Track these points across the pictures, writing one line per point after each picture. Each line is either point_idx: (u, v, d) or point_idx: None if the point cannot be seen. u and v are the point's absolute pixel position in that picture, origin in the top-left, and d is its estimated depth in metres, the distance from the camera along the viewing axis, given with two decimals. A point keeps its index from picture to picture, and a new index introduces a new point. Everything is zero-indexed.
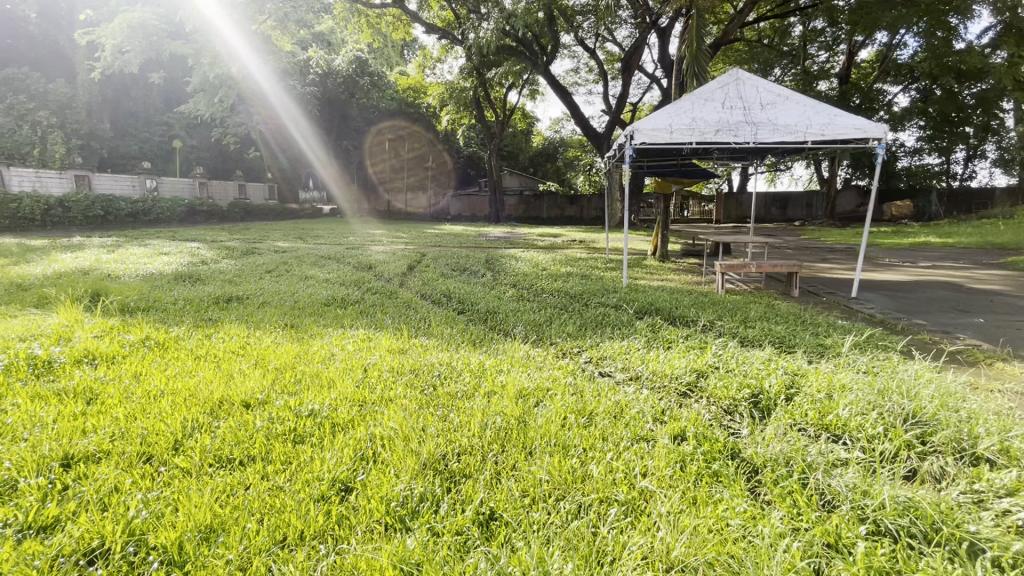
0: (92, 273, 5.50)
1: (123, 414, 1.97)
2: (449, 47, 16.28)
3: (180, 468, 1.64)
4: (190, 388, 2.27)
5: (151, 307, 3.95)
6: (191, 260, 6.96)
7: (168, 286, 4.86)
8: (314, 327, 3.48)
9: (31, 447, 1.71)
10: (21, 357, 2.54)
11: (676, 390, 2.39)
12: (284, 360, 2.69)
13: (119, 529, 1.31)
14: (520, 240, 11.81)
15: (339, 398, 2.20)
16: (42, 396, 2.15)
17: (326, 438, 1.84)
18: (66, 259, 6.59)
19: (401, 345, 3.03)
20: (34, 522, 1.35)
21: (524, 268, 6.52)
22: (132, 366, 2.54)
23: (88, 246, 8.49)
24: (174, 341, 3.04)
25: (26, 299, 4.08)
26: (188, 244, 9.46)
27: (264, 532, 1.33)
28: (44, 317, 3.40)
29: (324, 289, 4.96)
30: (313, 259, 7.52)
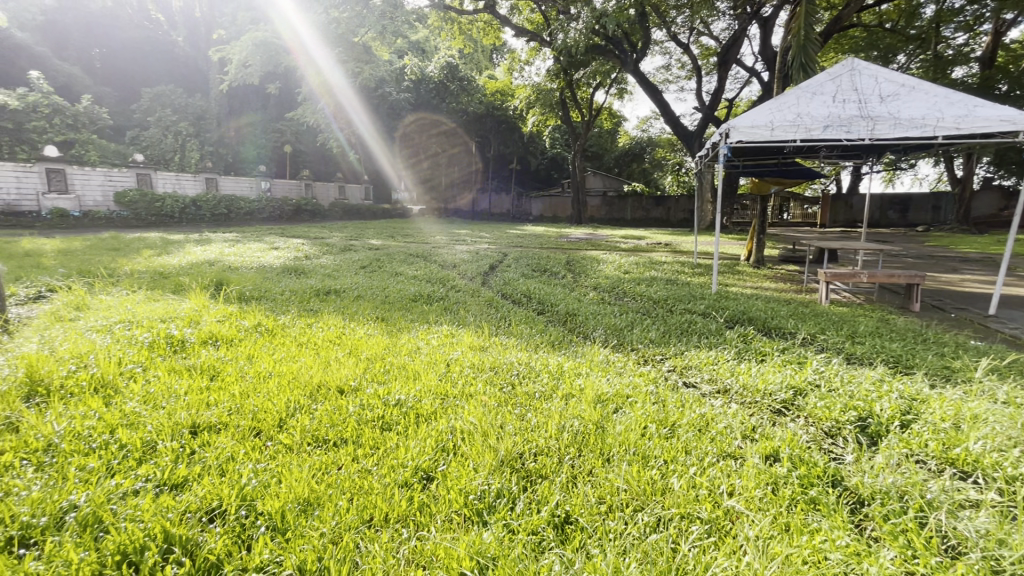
0: (217, 265, 6.22)
1: (239, 392, 2.22)
2: (537, 49, 16.37)
3: (284, 444, 1.82)
4: (293, 371, 2.50)
5: (263, 296, 4.41)
6: (296, 254, 7.66)
7: (277, 278, 5.37)
8: (402, 321, 3.66)
9: (168, 413, 1.98)
10: (162, 336, 2.94)
11: (770, 407, 2.22)
12: (375, 351, 2.87)
13: (234, 493, 1.47)
14: (602, 242, 11.63)
15: (424, 390, 2.31)
16: (177, 370, 2.49)
17: (411, 428, 1.93)
18: (198, 252, 7.53)
19: (482, 342, 3.11)
20: (168, 480, 1.55)
21: (606, 271, 6.41)
22: (246, 349, 2.85)
23: (214, 241, 9.62)
24: (281, 328, 3.36)
25: (166, 285, 4.73)
26: (294, 240, 10.38)
27: (354, 511, 1.42)
28: (179, 303, 3.89)
29: (411, 285, 5.21)
30: (403, 256, 7.96)
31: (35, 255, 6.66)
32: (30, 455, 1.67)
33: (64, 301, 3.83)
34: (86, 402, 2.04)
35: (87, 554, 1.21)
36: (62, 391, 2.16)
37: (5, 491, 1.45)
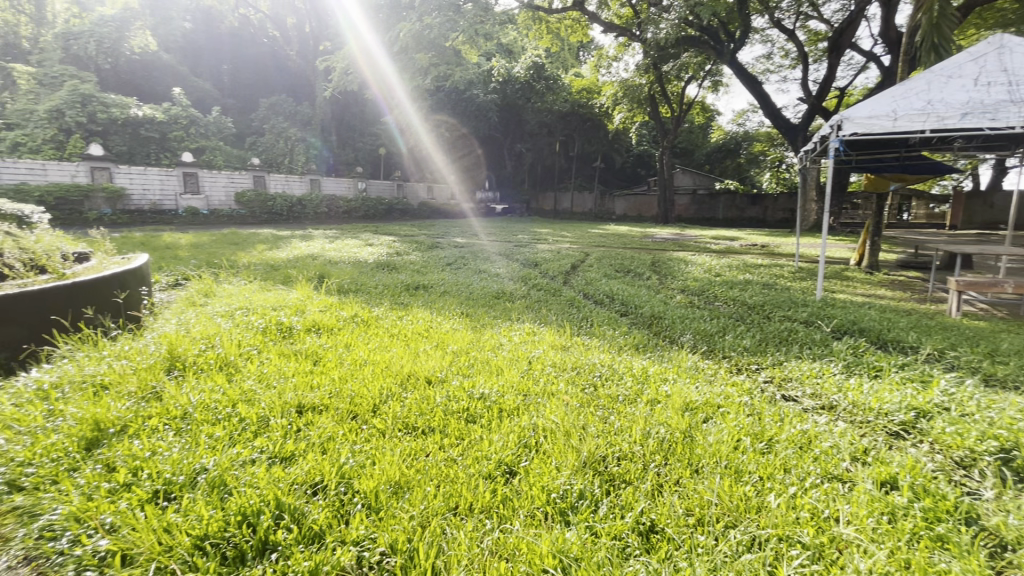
0: (320, 259, 6.76)
1: (338, 377, 2.40)
2: (626, 44, 15.96)
3: (378, 428, 1.94)
4: (386, 361, 2.65)
5: (359, 289, 4.72)
6: (388, 250, 8.10)
7: (371, 273, 5.72)
8: (485, 318, 3.75)
9: (280, 392, 2.19)
10: (273, 323, 3.26)
11: (886, 429, 2.00)
12: (460, 345, 2.97)
13: (334, 471, 1.59)
14: (690, 243, 11.10)
15: (506, 385, 2.35)
16: (286, 354, 2.74)
17: (494, 422, 1.98)
18: (304, 247, 8.22)
19: (563, 342, 3.10)
20: (279, 453, 1.72)
21: (695, 273, 6.11)
22: (345, 337, 3.07)
23: (316, 237, 10.44)
24: (375, 319, 3.58)
25: (278, 277, 5.21)
26: (385, 237, 10.97)
27: (441, 498, 1.48)
28: (288, 293, 4.28)
29: (494, 283, 5.31)
30: (487, 254, 8.13)
31: (172, 248, 7.62)
32: (171, 421, 1.93)
33: (197, 289, 4.37)
34: (215, 378, 2.32)
35: (213, 512, 1.37)
36: (195, 366, 2.47)
37: (152, 450, 1.69)
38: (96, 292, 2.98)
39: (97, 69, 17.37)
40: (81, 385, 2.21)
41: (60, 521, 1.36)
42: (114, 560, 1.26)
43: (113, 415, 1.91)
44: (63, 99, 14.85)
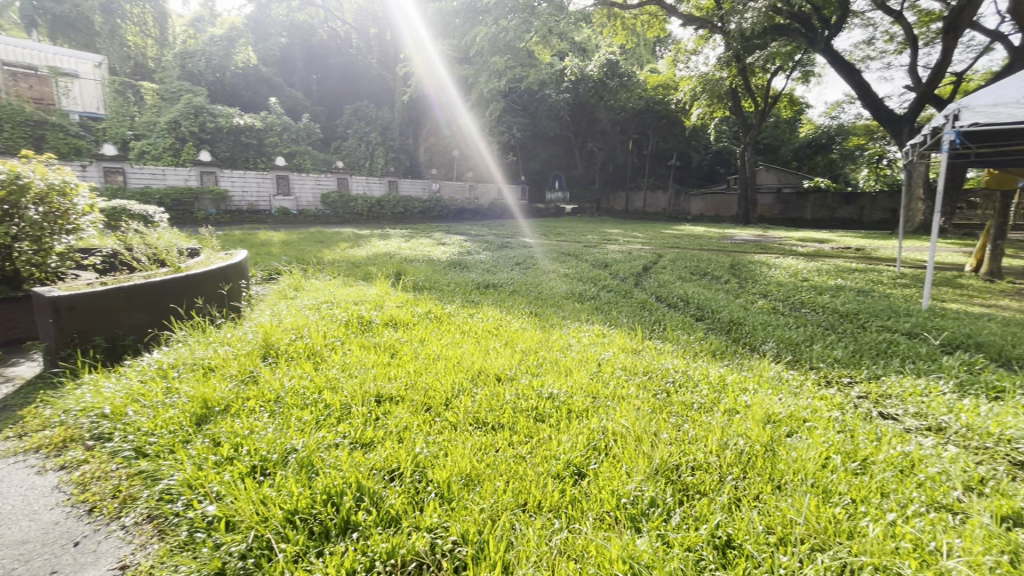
0: (396, 257, 7.06)
1: (414, 369, 2.51)
2: (706, 36, 15.22)
3: (450, 422, 2.00)
4: (457, 356, 2.73)
5: (433, 287, 4.88)
6: (459, 250, 8.30)
7: (444, 271, 5.89)
8: (554, 318, 3.75)
9: (360, 382, 2.33)
10: (355, 316, 3.46)
11: (1008, 458, 1.76)
12: (529, 344, 2.99)
13: (409, 459, 1.66)
14: (773, 245, 10.40)
15: (575, 387, 2.34)
16: (366, 346, 2.90)
17: (564, 423, 1.98)
18: (381, 245, 8.62)
19: (634, 345, 3.03)
20: (359, 439, 1.82)
21: (779, 277, 5.73)
22: (419, 332, 3.20)
23: (391, 236, 10.92)
24: (447, 316, 3.69)
25: (358, 273, 5.52)
26: (456, 237, 11.24)
27: (510, 494, 1.51)
28: (367, 289, 4.52)
29: (563, 283, 5.30)
30: (555, 254, 8.10)
31: (267, 245, 8.31)
32: (266, 402, 2.12)
33: (288, 283, 4.74)
34: (303, 366, 2.51)
35: (302, 489, 1.48)
36: (286, 354, 2.68)
37: (250, 429, 1.86)
38: (205, 284, 3.33)
39: (208, 84, 19.25)
40: (192, 367, 2.48)
41: (178, 485, 1.56)
42: (220, 524, 1.41)
43: (218, 395, 2.12)
44: (180, 111, 16.64)
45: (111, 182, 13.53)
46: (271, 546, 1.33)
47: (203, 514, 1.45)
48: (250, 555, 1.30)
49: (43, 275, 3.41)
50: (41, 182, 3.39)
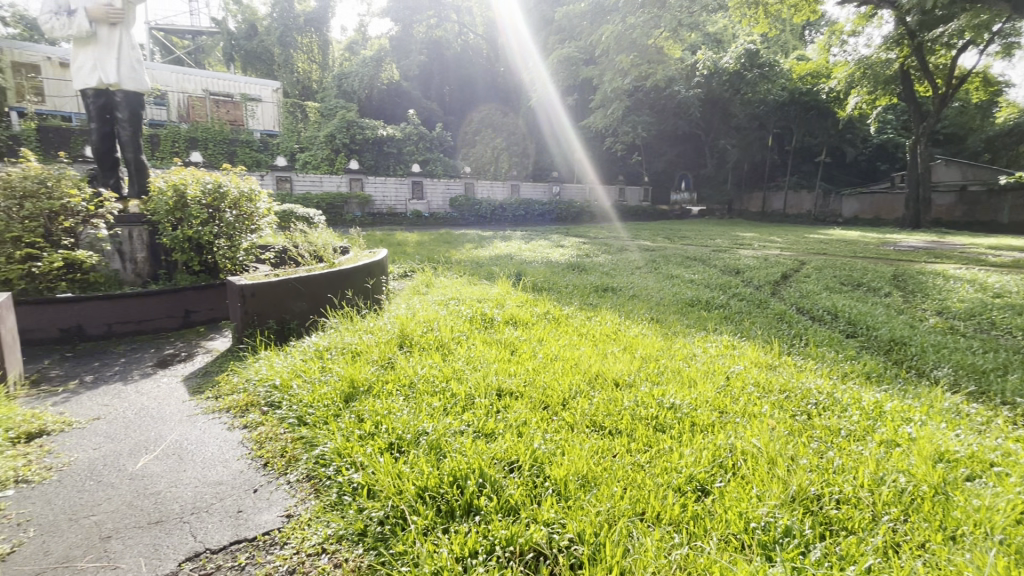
0: (516, 258, 7.28)
1: (533, 367, 2.58)
2: (871, 13, 13.31)
3: (567, 421, 2.03)
4: (575, 358, 2.74)
5: (552, 288, 4.95)
6: (578, 252, 8.28)
7: (563, 273, 5.94)
8: (677, 325, 3.58)
9: (483, 375, 2.45)
10: (479, 313, 3.66)
11: None
12: (649, 351, 2.90)
13: (528, 454, 1.72)
14: (954, 254, 8.74)
15: (700, 399, 2.22)
16: (488, 342, 3.05)
17: (686, 435, 1.89)
18: (502, 247, 8.94)
19: (768, 359, 2.78)
20: (481, 429, 1.92)
21: (960, 293, 4.81)
22: (538, 332, 3.28)
23: (512, 238, 11.25)
24: (565, 317, 3.73)
25: (482, 273, 5.80)
26: (576, 239, 11.21)
27: (627, 500, 1.49)
28: (490, 288, 4.73)
29: (689, 289, 5.03)
30: (680, 259, 7.69)
31: (403, 244, 9.10)
32: (401, 387, 2.34)
33: (420, 280, 5.14)
34: (433, 356, 2.71)
35: (431, 469, 1.61)
36: (419, 345, 2.92)
37: (388, 409, 2.07)
38: (353, 279, 3.77)
39: (359, 100, 21.74)
40: (342, 350, 2.82)
41: (332, 452, 1.81)
42: (362, 491, 1.60)
43: (363, 376, 2.39)
44: (335, 125, 18.92)
45: (282, 189, 15.87)
46: (404, 516, 1.47)
47: (350, 481, 1.66)
48: (387, 523, 1.46)
49: (233, 266, 4.12)
50: (235, 190, 4.15)
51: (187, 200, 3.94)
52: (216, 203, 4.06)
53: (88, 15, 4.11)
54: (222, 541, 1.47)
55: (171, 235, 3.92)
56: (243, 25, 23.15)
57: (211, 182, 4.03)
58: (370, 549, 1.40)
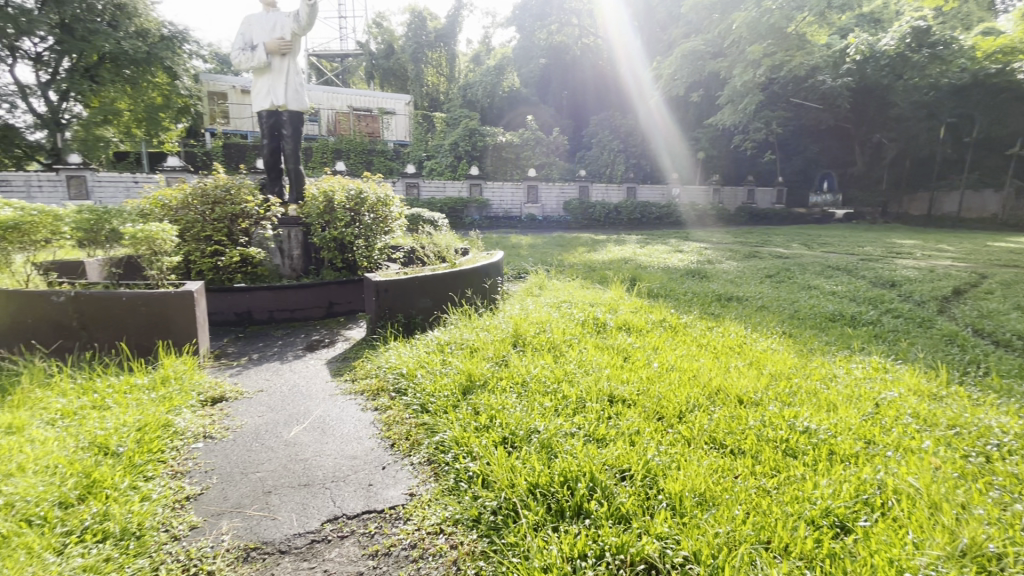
0: (631, 262, 7.10)
1: (647, 376, 2.50)
2: None
3: (683, 434, 1.94)
4: (693, 370, 2.60)
5: (668, 295, 4.74)
6: (699, 258, 7.83)
7: (681, 279, 5.66)
8: (814, 342, 3.22)
9: (595, 379, 2.43)
10: (592, 317, 3.63)
11: None
12: (779, 368, 2.64)
13: (641, 464, 1.67)
14: None
15: (841, 426, 1.97)
16: (600, 346, 3.02)
17: (823, 464, 1.70)
18: (617, 251, 8.77)
19: (932, 388, 2.38)
20: (593, 433, 1.92)
21: None
22: (653, 340, 3.16)
23: (628, 242, 10.97)
24: (683, 326, 3.55)
25: (596, 276, 5.75)
26: (696, 244, 10.60)
27: (750, 526, 1.38)
28: (604, 292, 4.68)
29: (828, 302, 4.50)
30: (819, 268, 6.90)
31: (517, 247, 9.35)
32: (515, 384, 2.41)
33: (534, 282, 5.25)
34: (545, 357, 2.76)
35: (542, 467, 1.65)
36: (532, 345, 2.99)
37: (501, 405, 2.15)
38: (472, 279, 3.96)
39: (482, 108, 22.92)
40: (461, 345, 3.00)
41: (450, 441, 1.93)
42: (478, 479, 1.69)
43: (479, 370, 2.52)
44: (459, 134, 20.04)
45: (410, 194, 17.25)
46: (516, 509, 1.53)
47: (466, 469, 1.76)
48: (500, 513, 1.53)
49: (369, 263, 4.57)
50: (373, 195, 4.60)
51: (335, 205, 4.48)
52: (357, 207, 4.54)
53: (265, 48, 4.84)
54: (356, 508, 1.65)
55: (320, 236, 4.50)
56: (382, 46, 25.51)
57: (354, 189, 4.51)
58: (483, 536, 1.48)
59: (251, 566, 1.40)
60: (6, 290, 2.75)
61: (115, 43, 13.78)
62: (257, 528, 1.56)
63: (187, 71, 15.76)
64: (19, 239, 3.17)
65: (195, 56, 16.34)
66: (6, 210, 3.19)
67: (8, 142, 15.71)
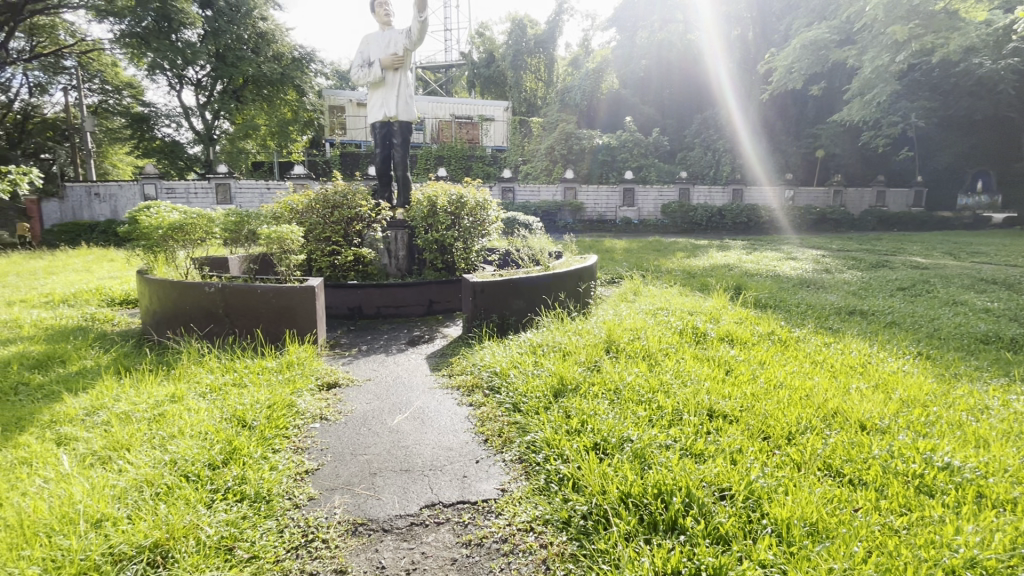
0: (736, 270, 6.65)
1: (751, 392, 2.33)
2: None
3: (792, 457, 1.79)
4: (806, 389, 2.38)
5: (778, 306, 4.38)
6: (816, 266, 7.14)
7: (794, 289, 5.18)
8: (961, 367, 2.78)
9: (694, 392, 2.32)
10: (691, 326, 3.46)
11: None
12: (913, 394, 2.33)
13: (742, 484, 1.57)
14: None
15: (994, 466, 1.69)
16: (699, 358, 2.87)
17: (968, 508, 1.47)
18: (720, 257, 8.29)
19: None
20: (689, 447, 1.84)
21: None
22: (759, 354, 2.94)
23: (733, 248, 10.31)
24: (794, 340, 3.26)
25: (696, 284, 5.48)
26: (812, 251, 9.68)
27: (872, 566, 1.24)
28: (704, 300, 4.44)
29: (981, 321, 3.86)
30: (968, 281, 5.96)
31: (611, 251, 9.21)
32: (607, 390, 2.38)
33: (629, 287, 5.13)
34: (639, 365, 2.68)
35: (634, 478, 1.61)
36: (625, 352, 2.93)
37: (593, 410, 2.14)
38: (566, 283, 3.96)
39: (579, 112, 22.82)
40: (553, 348, 3.02)
41: (541, 443, 1.96)
42: (568, 482, 1.69)
43: (571, 374, 2.52)
44: (555, 138, 20.16)
45: (505, 198, 17.72)
46: (608, 516, 1.51)
47: (557, 471, 1.78)
48: (590, 518, 1.53)
49: (466, 265, 4.80)
50: (472, 200, 4.77)
51: (437, 209, 4.71)
52: (457, 211, 4.75)
53: (380, 65, 5.24)
54: (451, 498, 1.74)
55: (424, 238, 4.76)
56: (484, 55, 26.33)
57: (455, 194, 4.73)
58: (573, 539, 1.48)
59: (358, 539, 1.54)
60: (171, 281, 3.27)
61: (257, 67, 15.83)
62: (364, 506, 1.70)
63: (313, 88, 17.64)
64: (183, 238, 3.77)
65: (320, 74, 18.30)
66: (174, 214, 3.83)
67: (175, 155, 18.59)
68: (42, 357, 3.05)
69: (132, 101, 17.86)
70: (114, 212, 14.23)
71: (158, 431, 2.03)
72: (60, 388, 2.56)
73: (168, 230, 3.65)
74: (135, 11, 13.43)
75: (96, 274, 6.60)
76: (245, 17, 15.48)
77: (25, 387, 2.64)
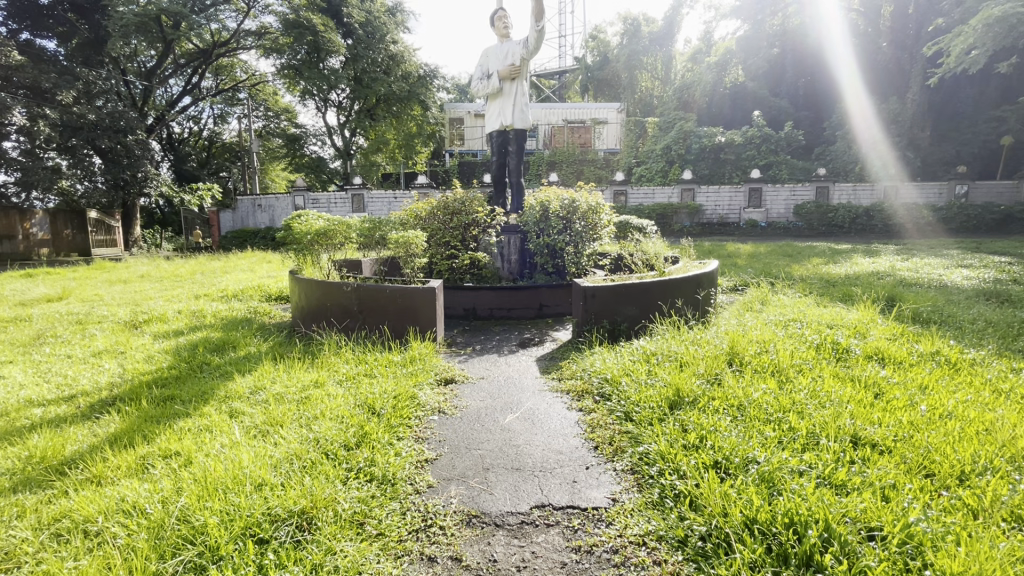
0: (888, 278, 5.82)
1: (911, 421, 2.00)
2: None
3: (966, 501, 1.51)
4: (987, 422, 1.99)
5: (944, 322, 3.72)
6: (997, 275, 5.96)
7: (967, 302, 4.35)
8: None
9: (834, 416, 2.05)
10: (829, 341, 3.08)
11: None
12: None
13: (897, 526, 1.36)
14: None
15: None
16: (839, 377, 2.55)
17: None
18: (867, 263, 7.28)
19: None
20: (828, 477, 1.63)
21: None
22: (919, 377, 2.52)
23: (885, 253, 8.94)
24: (968, 363, 2.75)
25: (836, 293, 4.87)
26: (991, 257, 8.07)
27: None
28: (847, 312, 3.93)
29: None
30: None
31: (734, 257, 8.51)
32: (730, 406, 2.20)
33: (755, 296, 4.70)
34: (767, 381, 2.45)
35: (763, 505, 1.47)
36: (750, 366, 2.70)
37: (714, 426, 2.00)
38: (683, 288, 3.75)
39: (699, 109, 21.28)
40: (669, 357, 2.89)
41: (655, 455, 1.89)
42: (685, 499, 1.62)
43: (688, 387, 2.37)
44: (672, 137, 19.22)
45: (617, 201, 17.47)
46: (730, 542, 1.41)
47: (672, 486, 1.70)
48: (709, 541, 1.43)
49: (577, 269, 4.77)
50: (585, 204, 4.72)
51: (551, 214, 4.75)
52: (569, 215, 4.74)
53: (498, 76, 5.45)
54: (561, 501, 1.74)
55: (536, 243, 4.86)
56: (597, 57, 26.07)
57: (568, 198, 4.73)
58: (689, 560, 1.41)
59: (472, 530, 1.61)
60: (317, 281, 3.71)
61: (388, 86, 17.25)
62: (478, 499, 1.77)
63: (435, 102, 19.02)
64: (326, 242, 4.23)
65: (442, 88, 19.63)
66: (320, 221, 4.33)
67: (320, 169, 21.27)
68: (220, 342, 3.65)
69: (287, 124, 20.81)
70: (272, 220, 16.39)
71: (304, 412, 2.32)
72: (232, 368, 3.05)
73: (315, 236, 4.13)
74: (293, 46, 15.52)
75: (258, 273, 7.76)
76: (378, 41, 16.91)
77: (206, 366, 3.18)
